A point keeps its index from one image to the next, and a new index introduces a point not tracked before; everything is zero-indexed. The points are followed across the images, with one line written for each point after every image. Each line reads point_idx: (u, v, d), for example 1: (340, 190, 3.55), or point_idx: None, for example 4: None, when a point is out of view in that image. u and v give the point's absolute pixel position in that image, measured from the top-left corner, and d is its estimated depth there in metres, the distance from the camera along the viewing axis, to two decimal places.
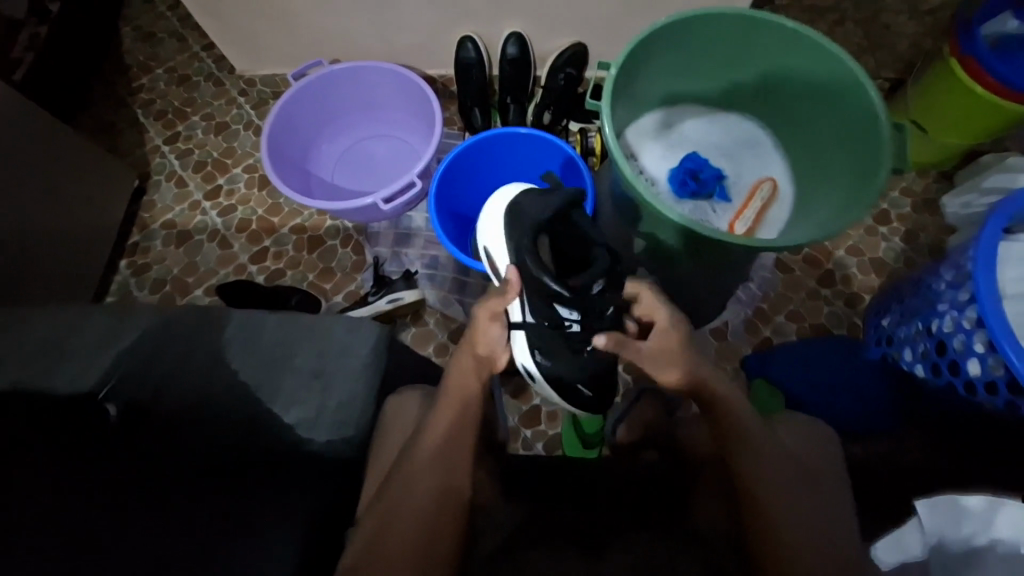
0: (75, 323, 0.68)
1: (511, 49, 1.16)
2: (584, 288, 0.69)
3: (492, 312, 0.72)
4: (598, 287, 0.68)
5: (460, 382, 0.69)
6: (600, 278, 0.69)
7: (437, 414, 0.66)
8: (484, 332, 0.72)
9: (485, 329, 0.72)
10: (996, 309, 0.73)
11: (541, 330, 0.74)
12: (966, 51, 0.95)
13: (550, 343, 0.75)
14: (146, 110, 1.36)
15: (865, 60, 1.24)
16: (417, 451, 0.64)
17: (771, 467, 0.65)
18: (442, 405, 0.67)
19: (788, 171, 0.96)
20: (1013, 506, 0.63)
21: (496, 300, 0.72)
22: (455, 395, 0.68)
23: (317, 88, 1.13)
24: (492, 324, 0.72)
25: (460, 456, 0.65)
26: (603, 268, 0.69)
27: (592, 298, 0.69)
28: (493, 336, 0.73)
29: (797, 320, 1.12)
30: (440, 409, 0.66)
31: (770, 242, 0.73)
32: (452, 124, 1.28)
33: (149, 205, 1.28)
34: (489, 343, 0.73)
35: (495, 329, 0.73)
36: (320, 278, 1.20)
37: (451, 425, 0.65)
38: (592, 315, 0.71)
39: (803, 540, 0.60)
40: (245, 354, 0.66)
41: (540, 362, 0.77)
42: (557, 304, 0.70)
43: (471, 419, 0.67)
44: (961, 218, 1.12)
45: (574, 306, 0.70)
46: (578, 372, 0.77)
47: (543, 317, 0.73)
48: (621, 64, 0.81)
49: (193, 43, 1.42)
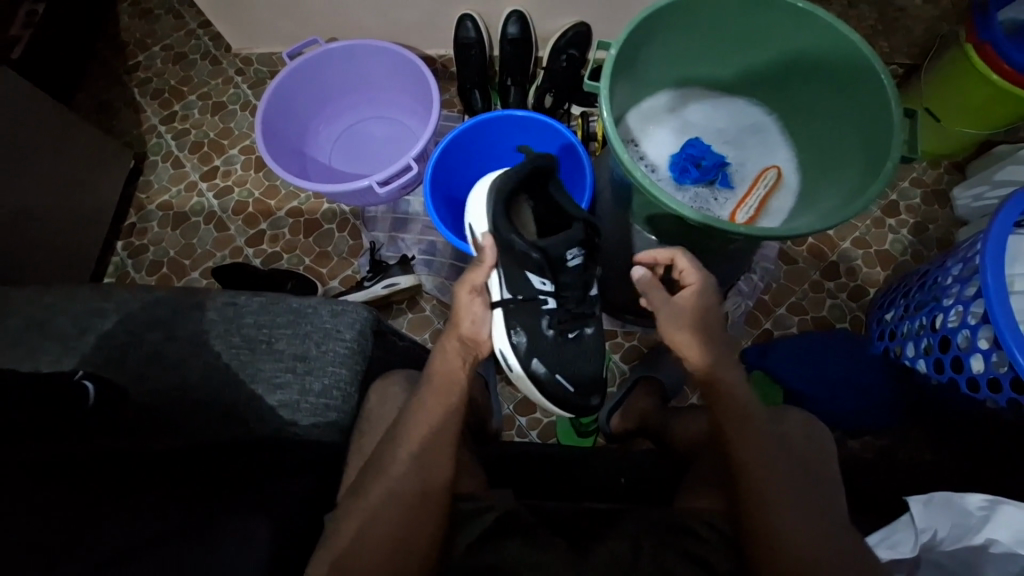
0: (61, 306, 0.67)
1: (512, 29, 1.12)
2: (558, 256, 0.75)
3: (475, 287, 0.74)
4: (574, 256, 0.75)
5: (445, 368, 0.69)
6: (574, 249, 0.75)
7: (424, 401, 0.66)
8: (468, 311, 0.74)
9: (468, 306, 0.74)
10: (1003, 306, 0.71)
11: (515, 303, 0.76)
12: (984, 37, 0.91)
13: (534, 328, 0.76)
14: (143, 89, 1.34)
15: (879, 44, 1.20)
16: (403, 435, 0.64)
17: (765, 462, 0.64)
18: (425, 389, 0.67)
19: (795, 158, 0.93)
20: (1012, 506, 0.62)
21: (479, 273, 0.74)
22: (441, 381, 0.67)
23: (313, 66, 1.10)
24: (477, 300, 0.74)
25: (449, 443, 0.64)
26: (577, 238, 0.75)
27: (568, 268, 0.76)
28: (475, 314, 0.74)
29: (799, 313, 1.10)
30: (424, 394, 0.66)
31: (770, 231, 0.70)
32: (451, 106, 1.26)
33: (146, 186, 1.27)
34: (473, 321, 0.74)
35: (479, 306, 0.74)
36: (316, 262, 1.19)
37: (437, 413, 0.65)
38: (569, 292, 0.77)
39: (795, 545, 0.58)
40: (227, 335, 0.66)
41: (516, 343, 0.76)
42: (528, 271, 0.75)
43: (455, 403, 0.66)
44: (973, 211, 1.09)
45: (546, 274, 0.75)
46: (557, 364, 0.77)
47: (516, 289, 0.76)
48: (623, 42, 0.78)
49: (190, 20, 1.39)
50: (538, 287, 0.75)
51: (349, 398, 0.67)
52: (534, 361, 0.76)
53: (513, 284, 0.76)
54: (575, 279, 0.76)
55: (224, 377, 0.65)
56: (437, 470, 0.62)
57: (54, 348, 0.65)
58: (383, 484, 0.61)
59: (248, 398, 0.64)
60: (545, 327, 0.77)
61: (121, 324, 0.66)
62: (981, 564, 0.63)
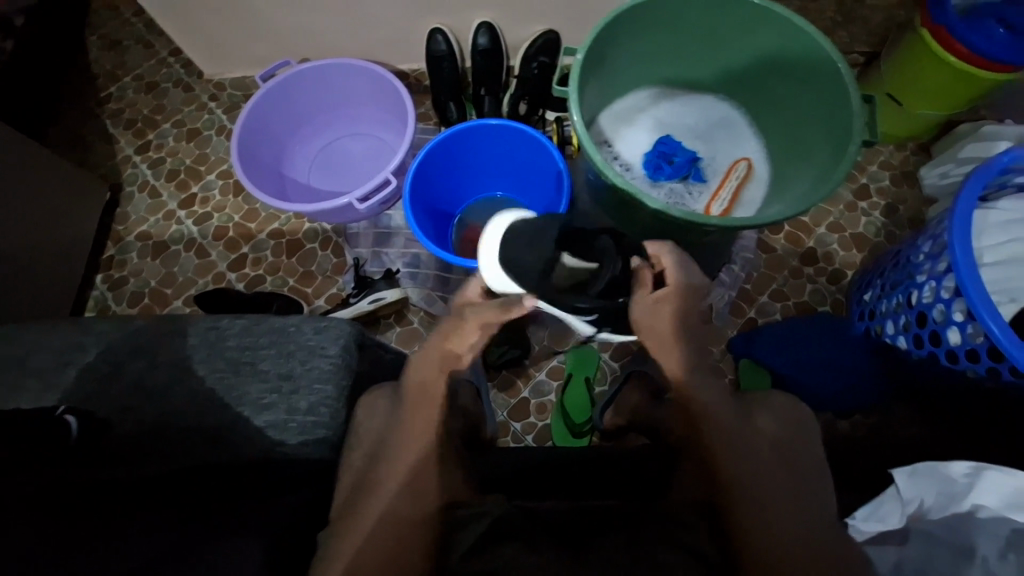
0: (36, 345, 0.66)
1: (482, 39, 1.14)
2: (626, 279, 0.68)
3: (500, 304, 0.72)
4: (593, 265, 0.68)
5: (427, 379, 0.69)
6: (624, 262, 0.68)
7: (411, 409, 0.67)
8: (466, 331, 0.72)
9: (468, 329, 0.71)
10: (972, 277, 0.73)
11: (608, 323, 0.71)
12: (937, 20, 0.94)
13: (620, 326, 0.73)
14: (115, 120, 1.33)
15: (838, 35, 1.24)
16: (392, 436, 0.65)
17: (741, 445, 0.66)
18: (410, 401, 0.67)
19: (763, 149, 0.96)
20: (997, 470, 0.63)
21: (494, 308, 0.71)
22: (429, 394, 0.68)
23: (286, 88, 1.10)
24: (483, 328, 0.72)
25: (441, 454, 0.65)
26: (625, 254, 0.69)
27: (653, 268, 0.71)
28: (470, 335, 0.72)
29: (781, 299, 1.12)
30: (410, 406, 0.67)
31: (743, 221, 0.72)
32: (427, 119, 1.27)
33: (123, 217, 1.26)
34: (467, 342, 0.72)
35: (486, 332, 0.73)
36: (300, 282, 1.19)
37: (424, 423, 0.66)
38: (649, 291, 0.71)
39: (774, 535, 0.60)
40: (210, 360, 0.66)
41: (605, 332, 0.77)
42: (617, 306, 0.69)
43: (441, 400, 0.69)
44: (940, 189, 1.12)
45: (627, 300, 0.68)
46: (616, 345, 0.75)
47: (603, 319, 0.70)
48: (588, 48, 0.80)
49: (160, 48, 1.39)
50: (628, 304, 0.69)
51: (337, 414, 0.66)
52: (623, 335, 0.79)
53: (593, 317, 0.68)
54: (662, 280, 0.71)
55: (211, 400, 0.65)
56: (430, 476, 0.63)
57: (31, 387, 0.64)
58: (378, 495, 0.61)
59: (236, 421, 0.64)
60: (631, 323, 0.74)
61: (101, 358, 0.66)
62: (968, 530, 0.64)
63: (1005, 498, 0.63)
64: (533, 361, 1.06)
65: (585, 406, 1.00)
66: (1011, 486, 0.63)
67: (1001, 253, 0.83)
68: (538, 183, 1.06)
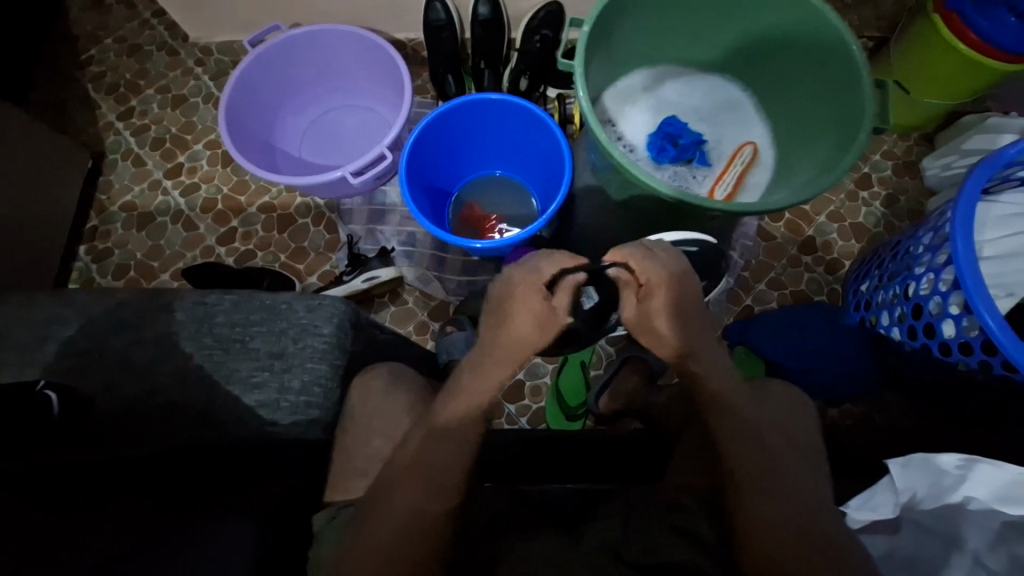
0: (13, 319, 0.63)
1: (482, 9, 1.09)
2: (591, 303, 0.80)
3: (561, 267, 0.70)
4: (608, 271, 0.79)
5: (480, 384, 0.66)
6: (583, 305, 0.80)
7: (447, 404, 0.65)
8: (529, 313, 0.68)
9: (532, 308, 0.67)
10: (972, 270, 0.73)
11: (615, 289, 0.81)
12: (951, 5, 0.92)
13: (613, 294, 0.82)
14: (96, 84, 1.27)
15: (849, 18, 1.20)
16: (429, 419, 0.64)
17: (756, 431, 0.64)
18: (450, 401, 0.65)
19: (770, 134, 0.94)
20: (992, 464, 0.65)
21: (551, 267, 0.69)
22: (464, 398, 0.65)
23: (276, 54, 1.05)
24: (554, 304, 0.68)
25: (450, 435, 0.63)
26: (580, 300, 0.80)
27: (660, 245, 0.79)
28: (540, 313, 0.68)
29: (779, 288, 1.12)
30: (451, 405, 0.65)
31: (747, 207, 0.71)
32: (424, 92, 1.23)
33: (106, 186, 1.21)
34: (539, 327, 0.67)
35: (558, 308, 0.68)
36: (292, 259, 1.16)
37: (451, 417, 0.64)
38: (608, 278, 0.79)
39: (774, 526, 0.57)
40: (197, 337, 0.64)
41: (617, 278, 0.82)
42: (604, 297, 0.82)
43: (482, 399, 0.65)
44: (942, 180, 1.11)
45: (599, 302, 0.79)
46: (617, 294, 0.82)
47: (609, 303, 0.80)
48: (595, 19, 0.76)
49: (143, 8, 1.32)
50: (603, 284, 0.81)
51: (331, 394, 0.65)
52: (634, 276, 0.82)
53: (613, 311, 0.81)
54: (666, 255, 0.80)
55: (198, 379, 0.63)
56: (428, 463, 0.61)
57: (9, 363, 0.62)
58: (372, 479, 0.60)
59: (225, 400, 0.62)
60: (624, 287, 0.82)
61: (82, 334, 0.63)
62: (960, 520, 0.65)
63: (996, 491, 0.65)
64: None
65: (578, 390, 1.00)
66: (1003, 480, 0.64)
67: (1001, 248, 0.82)
68: (538, 163, 1.03)
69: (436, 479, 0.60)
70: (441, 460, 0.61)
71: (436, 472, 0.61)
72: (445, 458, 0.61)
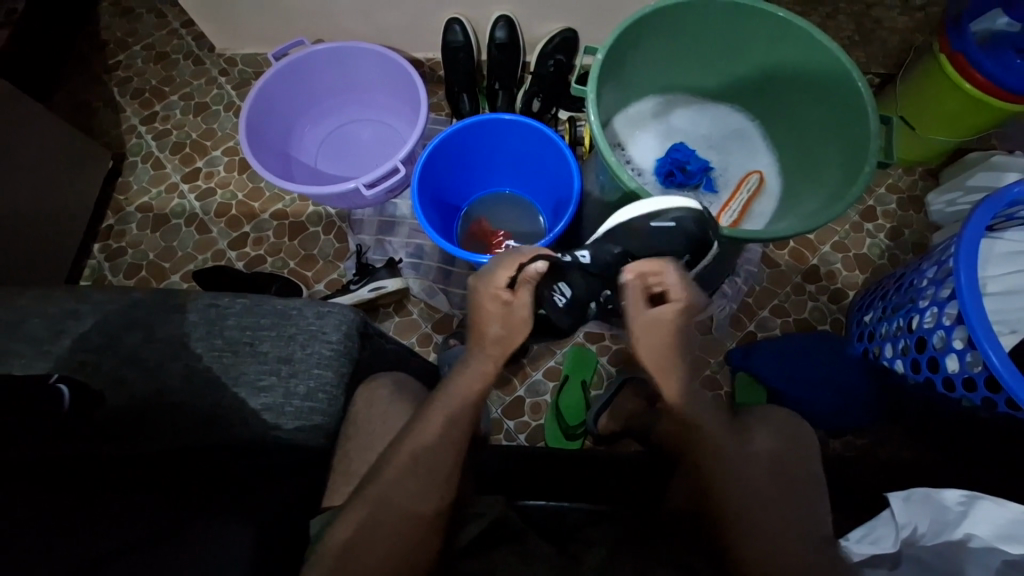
0: (28, 314, 0.65)
1: (500, 33, 1.12)
2: (582, 299, 0.73)
3: (516, 266, 0.68)
4: (587, 262, 0.73)
5: (460, 390, 0.65)
6: (564, 294, 0.72)
7: (432, 413, 0.64)
8: (488, 315, 0.67)
9: (489, 311, 0.67)
10: (977, 305, 0.72)
11: (590, 272, 0.73)
12: (956, 46, 0.93)
13: (591, 283, 0.74)
14: (122, 88, 1.31)
15: (855, 54, 1.23)
16: (414, 427, 0.63)
17: (735, 467, 0.63)
18: (429, 410, 0.64)
19: (777, 164, 0.96)
20: (990, 502, 0.64)
21: (502, 271, 0.68)
22: (451, 398, 0.65)
23: (298, 68, 1.08)
24: (513, 303, 0.67)
25: (445, 449, 0.62)
26: (555, 280, 0.72)
27: (653, 231, 0.74)
28: (496, 316, 0.67)
29: (782, 315, 1.12)
30: (428, 413, 0.64)
31: (750, 233, 0.73)
32: (439, 110, 1.27)
33: (125, 187, 1.24)
34: (505, 327, 0.67)
35: (518, 305, 0.67)
36: (301, 266, 1.18)
37: (441, 426, 0.63)
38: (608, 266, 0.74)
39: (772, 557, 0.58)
40: (208, 339, 0.65)
41: (585, 260, 0.73)
42: (585, 274, 0.73)
43: (469, 394, 0.65)
44: (947, 216, 1.12)
45: (572, 285, 0.72)
46: (591, 293, 0.74)
47: (590, 294, 0.74)
48: (609, 48, 0.79)
49: (173, 19, 1.36)
50: (580, 261, 0.73)
51: (335, 401, 0.66)
52: (613, 246, 0.75)
53: (586, 295, 0.73)
54: (662, 242, 0.74)
55: (205, 380, 0.64)
56: (427, 478, 0.61)
57: (19, 355, 0.63)
58: (370, 492, 0.60)
59: (232, 403, 0.63)
60: (598, 273, 0.74)
61: (94, 330, 0.64)
62: (957, 557, 0.65)
63: (997, 530, 0.64)
64: (529, 360, 1.06)
65: (576, 408, 1.00)
66: (1004, 518, 0.64)
67: (1004, 285, 0.83)
68: (546, 180, 1.05)
69: (434, 492, 0.60)
70: (441, 474, 0.61)
71: (435, 484, 0.61)
72: (444, 470, 0.61)
